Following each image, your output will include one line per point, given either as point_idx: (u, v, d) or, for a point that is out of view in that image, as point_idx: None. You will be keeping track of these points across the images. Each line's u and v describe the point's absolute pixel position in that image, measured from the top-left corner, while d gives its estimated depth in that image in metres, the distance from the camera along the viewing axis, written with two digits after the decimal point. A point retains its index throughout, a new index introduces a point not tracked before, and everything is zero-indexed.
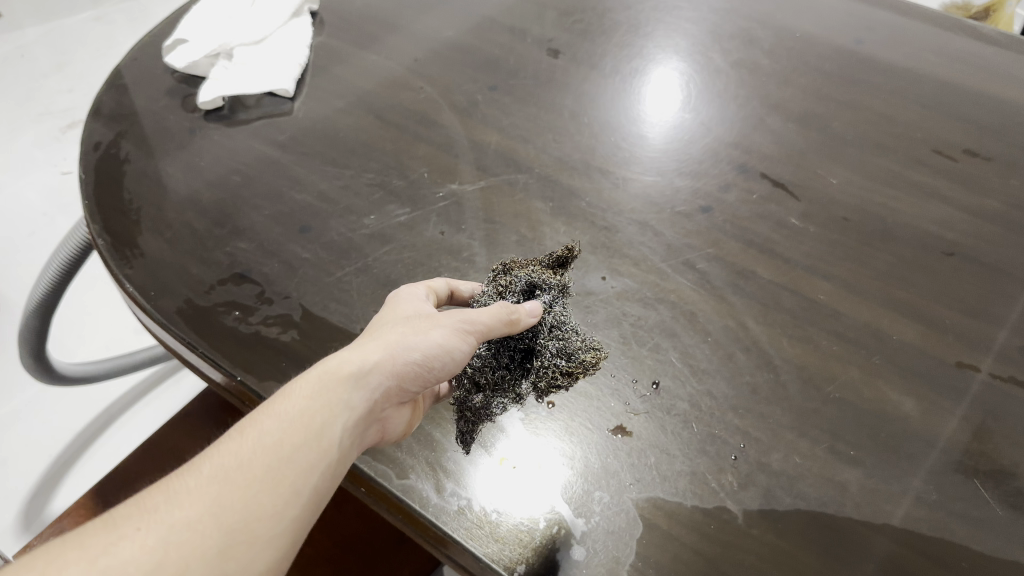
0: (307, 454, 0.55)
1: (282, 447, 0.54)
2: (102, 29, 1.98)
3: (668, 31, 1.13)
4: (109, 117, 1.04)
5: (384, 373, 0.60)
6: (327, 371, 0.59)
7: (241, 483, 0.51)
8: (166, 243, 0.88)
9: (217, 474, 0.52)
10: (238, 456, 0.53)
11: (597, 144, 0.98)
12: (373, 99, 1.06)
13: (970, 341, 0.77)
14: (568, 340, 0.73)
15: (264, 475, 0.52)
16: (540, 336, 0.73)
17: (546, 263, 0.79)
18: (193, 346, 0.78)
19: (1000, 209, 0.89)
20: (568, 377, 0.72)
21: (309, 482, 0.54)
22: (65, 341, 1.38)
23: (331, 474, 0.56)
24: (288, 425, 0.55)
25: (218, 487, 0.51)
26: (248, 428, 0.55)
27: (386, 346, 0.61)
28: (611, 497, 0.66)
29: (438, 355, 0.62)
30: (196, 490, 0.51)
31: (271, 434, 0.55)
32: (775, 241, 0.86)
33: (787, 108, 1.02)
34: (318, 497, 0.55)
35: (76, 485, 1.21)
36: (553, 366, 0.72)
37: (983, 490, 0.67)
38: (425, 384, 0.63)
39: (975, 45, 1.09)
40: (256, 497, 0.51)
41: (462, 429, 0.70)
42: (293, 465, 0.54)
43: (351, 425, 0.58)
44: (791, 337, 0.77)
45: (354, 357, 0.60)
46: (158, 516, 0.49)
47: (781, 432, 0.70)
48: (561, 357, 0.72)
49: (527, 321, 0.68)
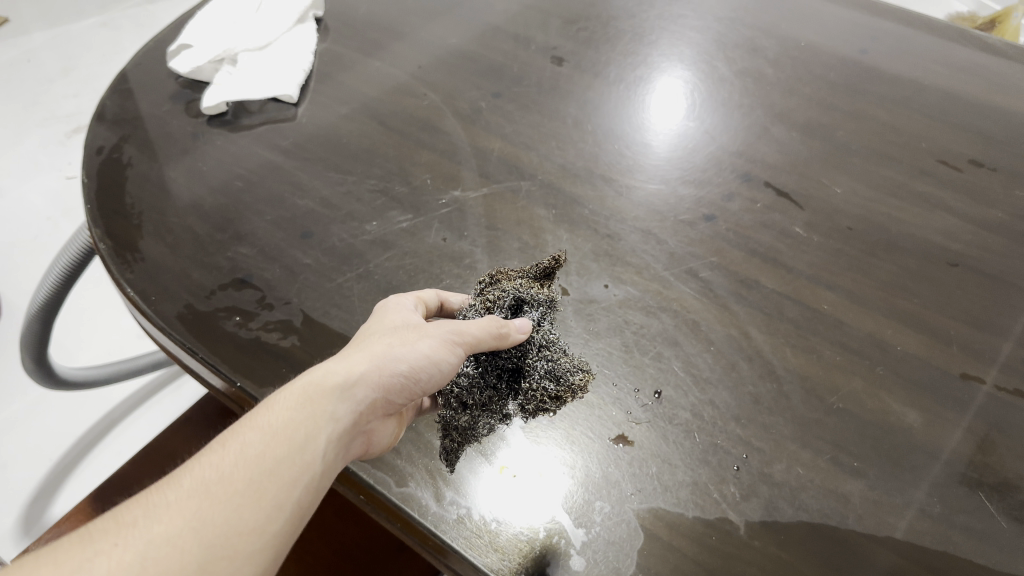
0: (291, 467, 0.54)
1: (265, 460, 0.54)
2: (108, 35, 1.99)
3: (673, 39, 1.13)
4: (113, 121, 1.04)
5: (370, 385, 0.60)
6: (312, 383, 0.58)
7: (222, 497, 0.51)
8: (167, 248, 0.88)
9: (198, 487, 0.51)
10: (219, 468, 0.53)
11: (600, 152, 0.98)
12: (378, 106, 1.06)
13: (975, 352, 0.77)
14: (558, 361, 0.73)
15: (246, 488, 0.52)
16: (528, 356, 0.73)
17: (532, 276, 0.78)
18: (193, 350, 0.78)
19: (1006, 220, 0.88)
20: (556, 401, 0.72)
21: (292, 496, 0.54)
22: (66, 346, 1.38)
23: (314, 488, 0.56)
24: (271, 437, 0.55)
25: (199, 501, 0.50)
26: (231, 440, 0.55)
27: (372, 357, 0.61)
28: (612, 507, 0.66)
29: (424, 366, 0.62)
30: (175, 505, 0.50)
31: (253, 447, 0.54)
32: (778, 249, 0.86)
33: (792, 117, 1.01)
34: (302, 511, 0.55)
35: (76, 490, 1.20)
36: (542, 389, 0.71)
37: (988, 503, 0.66)
38: (412, 395, 0.63)
39: (979, 56, 1.09)
40: (239, 511, 0.51)
41: (447, 446, 0.69)
42: (276, 478, 0.53)
43: (335, 437, 0.58)
44: (794, 346, 0.77)
45: (339, 368, 0.60)
46: (136, 531, 0.49)
47: (784, 444, 0.70)
48: (550, 380, 0.72)
49: (518, 335, 0.69)
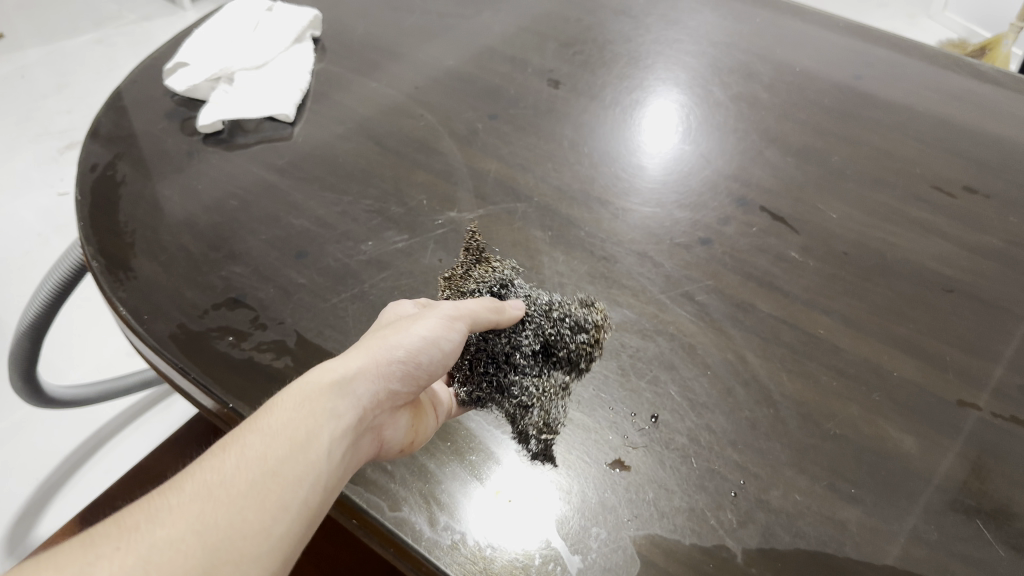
0: (295, 467, 0.54)
1: (267, 460, 0.53)
2: (103, 51, 1.99)
3: (669, 63, 1.14)
4: (107, 138, 1.04)
5: (370, 377, 0.61)
6: (310, 382, 0.59)
7: (225, 500, 0.51)
8: (160, 267, 0.87)
9: (200, 491, 0.51)
10: (220, 471, 0.52)
11: (597, 174, 0.98)
12: (374, 126, 1.06)
13: (969, 377, 0.77)
14: (570, 314, 0.76)
15: (250, 490, 0.52)
16: (547, 328, 0.75)
17: (472, 260, 0.79)
18: (185, 371, 0.77)
19: (999, 246, 0.88)
20: (596, 344, 0.76)
21: (298, 496, 0.54)
22: (55, 363, 1.37)
23: (322, 487, 0.55)
24: (272, 438, 0.55)
25: (201, 505, 0.50)
26: (231, 443, 0.54)
27: (369, 350, 0.62)
28: (608, 533, 0.65)
29: (422, 348, 0.63)
30: (178, 509, 0.50)
31: (254, 449, 0.54)
32: (774, 274, 0.86)
33: (787, 141, 1.02)
34: (309, 513, 0.54)
35: (64, 509, 1.19)
36: (580, 346, 0.75)
37: (985, 531, 0.66)
38: (415, 382, 0.64)
39: (974, 83, 1.10)
40: (243, 512, 0.51)
41: (532, 450, 0.71)
42: (280, 478, 0.53)
43: (339, 434, 0.58)
44: (791, 372, 0.76)
45: (336, 365, 0.60)
46: (138, 537, 0.48)
47: (781, 470, 0.69)
48: (579, 335, 0.75)
49: (514, 312, 0.72)
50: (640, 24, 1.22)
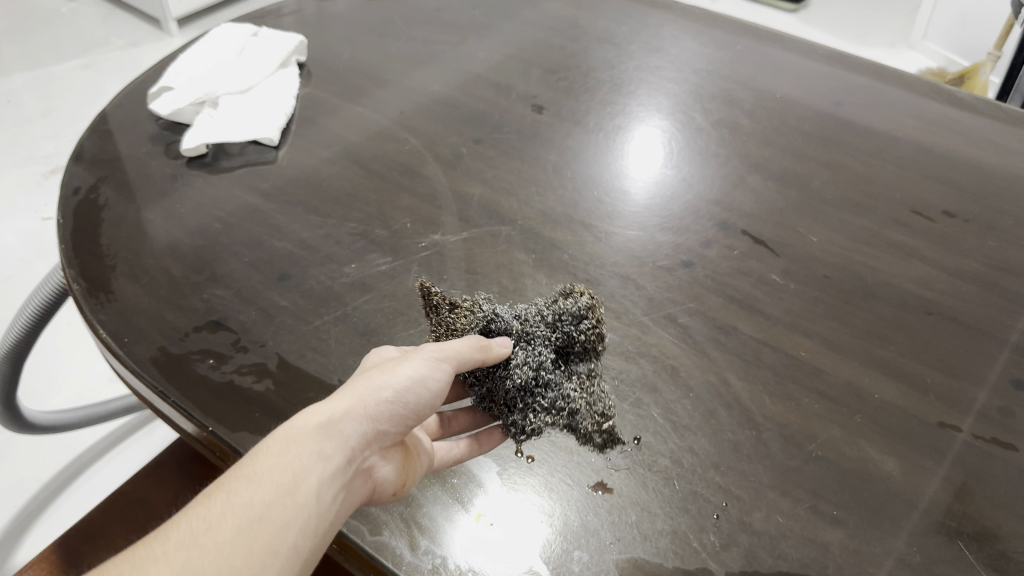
0: (282, 512, 0.55)
1: (253, 506, 0.55)
2: (90, 76, 2.00)
3: (652, 90, 1.15)
4: (91, 161, 1.04)
5: (358, 419, 0.61)
6: (297, 426, 0.59)
7: (211, 547, 0.52)
8: (143, 289, 0.87)
9: (187, 539, 0.52)
10: (208, 518, 0.54)
11: (581, 199, 0.98)
12: (359, 150, 1.07)
13: (951, 400, 0.77)
14: (563, 307, 0.75)
15: (237, 536, 0.53)
16: (554, 334, 0.75)
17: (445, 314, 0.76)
18: (165, 395, 0.76)
19: (978, 270, 0.90)
20: (597, 325, 0.74)
21: (288, 540, 0.55)
22: (37, 388, 1.35)
23: (313, 530, 0.57)
24: (259, 483, 0.56)
25: (186, 554, 0.51)
26: (219, 490, 0.55)
27: (357, 392, 0.62)
28: (591, 557, 0.65)
29: (411, 389, 0.63)
30: (163, 557, 0.51)
31: (240, 495, 0.55)
32: (756, 296, 0.86)
33: (767, 167, 1.03)
34: (300, 555, 0.56)
35: (42, 537, 1.17)
36: (586, 333, 0.74)
37: (967, 552, 0.66)
38: (405, 423, 0.64)
39: (951, 110, 1.12)
40: (229, 559, 0.52)
41: (599, 443, 0.71)
42: (268, 524, 0.54)
43: (326, 477, 0.58)
44: (773, 395, 0.77)
45: (323, 408, 0.61)
46: None
47: (762, 491, 0.69)
48: (579, 323, 0.74)
49: (501, 350, 0.70)
50: (623, 52, 1.23)
